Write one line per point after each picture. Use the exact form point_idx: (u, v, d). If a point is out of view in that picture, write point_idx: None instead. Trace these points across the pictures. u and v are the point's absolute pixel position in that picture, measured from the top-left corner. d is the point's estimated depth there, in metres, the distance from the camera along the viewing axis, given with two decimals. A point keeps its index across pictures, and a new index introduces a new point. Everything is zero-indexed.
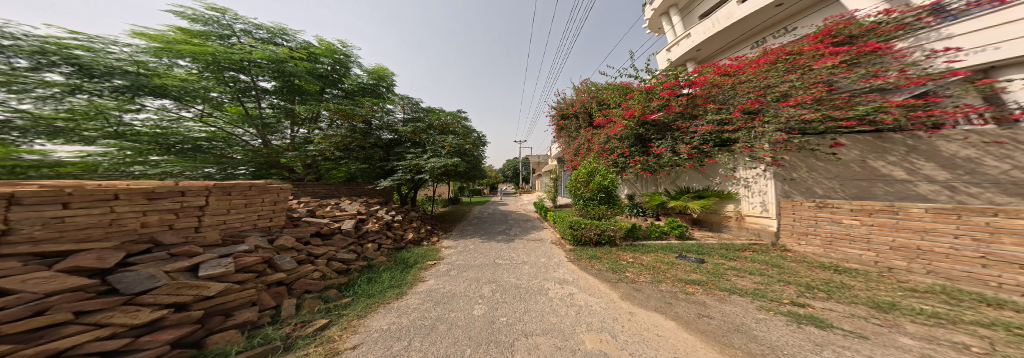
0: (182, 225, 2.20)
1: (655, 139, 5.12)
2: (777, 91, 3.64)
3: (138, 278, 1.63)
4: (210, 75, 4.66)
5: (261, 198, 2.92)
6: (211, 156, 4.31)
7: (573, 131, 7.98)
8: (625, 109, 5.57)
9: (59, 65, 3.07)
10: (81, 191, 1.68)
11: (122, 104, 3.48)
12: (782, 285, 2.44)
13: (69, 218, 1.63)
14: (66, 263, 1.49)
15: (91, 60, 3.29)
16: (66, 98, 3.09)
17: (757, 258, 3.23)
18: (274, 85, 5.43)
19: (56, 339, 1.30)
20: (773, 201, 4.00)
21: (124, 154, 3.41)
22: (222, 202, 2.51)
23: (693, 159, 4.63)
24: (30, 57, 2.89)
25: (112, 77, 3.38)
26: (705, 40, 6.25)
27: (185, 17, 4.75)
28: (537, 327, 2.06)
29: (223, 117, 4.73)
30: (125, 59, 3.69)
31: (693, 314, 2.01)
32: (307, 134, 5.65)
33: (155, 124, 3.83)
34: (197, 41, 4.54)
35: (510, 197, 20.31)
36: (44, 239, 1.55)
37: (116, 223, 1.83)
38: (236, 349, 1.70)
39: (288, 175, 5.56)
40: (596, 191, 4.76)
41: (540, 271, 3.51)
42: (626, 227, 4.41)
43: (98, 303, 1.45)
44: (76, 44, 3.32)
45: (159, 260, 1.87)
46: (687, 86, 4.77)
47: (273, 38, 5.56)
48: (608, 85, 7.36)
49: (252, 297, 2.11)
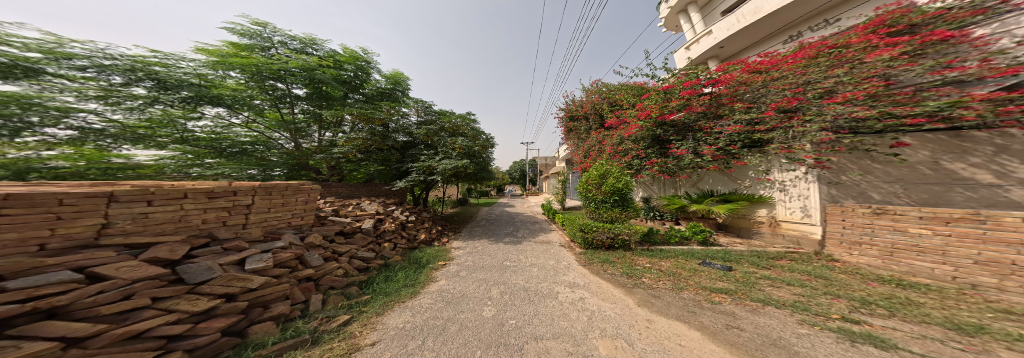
0: (236, 223, 2.41)
1: (674, 140, 4.94)
2: (820, 88, 3.39)
3: (199, 269, 1.80)
4: (254, 84, 5.10)
5: (295, 197, 3.10)
6: (253, 159, 4.69)
7: (582, 133, 7.85)
8: (640, 109, 5.39)
9: (144, 80, 3.51)
10: (162, 190, 1.89)
11: (187, 113, 3.95)
12: (829, 299, 2.23)
13: (151, 214, 1.84)
14: (146, 255, 1.69)
15: (166, 75, 3.74)
16: (147, 108, 3.54)
17: (796, 268, 2.99)
18: (305, 92, 5.75)
19: (136, 322, 1.45)
20: (817, 206, 3.76)
21: (186, 157, 3.84)
22: (266, 201, 2.70)
23: (719, 160, 4.41)
24: (124, 74, 3.35)
25: (181, 89, 3.81)
26: (729, 37, 5.95)
27: (236, 32, 5.21)
28: (547, 331, 2.03)
29: (264, 122, 5.17)
30: (190, 72, 4.16)
31: (721, 324, 1.90)
32: (332, 138, 5.95)
33: (211, 131, 4.26)
34: (245, 54, 5.00)
35: (517, 199, 20.32)
36: (132, 232, 1.76)
37: (186, 219, 2.04)
38: (272, 340, 1.81)
39: (315, 176, 5.87)
40: (609, 193, 4.63)
41: (550, 274, 3.47)
42: (642, 231, 4.28)
43: (169, 291, 1.62)
44: (154, 61, 3.76)
45: (215, 253, 2.05)
46: (710, 84, 4.55)
47: (305, 48, 5.93)
48: (621, 85, 7.20)
49: (286, 291, 2.24)
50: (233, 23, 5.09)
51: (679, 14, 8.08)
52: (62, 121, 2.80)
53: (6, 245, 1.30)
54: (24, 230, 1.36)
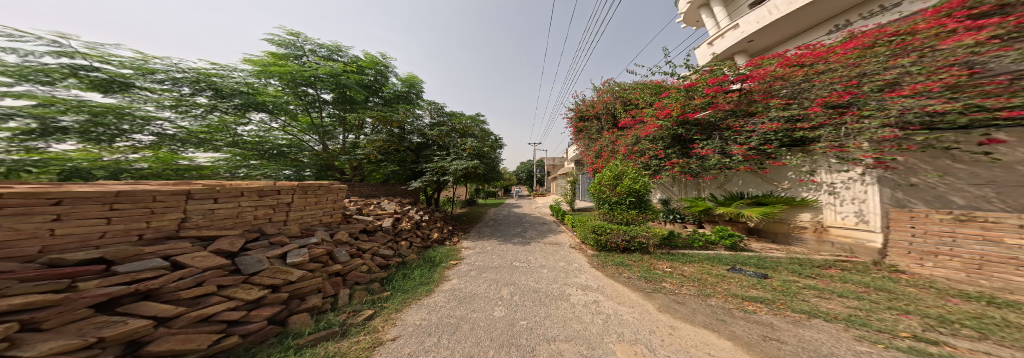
0: (281, 219, 2.62)
1: (698, 140, 4.71)
2: (879, 80, 3.09)
3: (252, 261, 2.00)
4: (289, 91, 5.52)
5: (326, 197, 3.26)
6: (288, 159, 5.06)
7: (593, 133, 7.67)
8: (659, 108, 5.20)
9: (205, 90, 4.14)
10: (226, 189, 2.10)
11: (236, 118, 4.50)
12: (896, 315, 1.99)
13: (217, 210, 2.06)
14: (212, 246, 1.89)
15: (222, 85, 4.36)
16: (207, 115, 4.11)
17: (852, 279, 2.73)
18: (332, 97, 6.04)
19: (205, 306, 1.64)
20: (876, 211, 3.35)
21: (236, 159, 4.31)
22: (303, 200, 2.89)
23: (751, 160, 4.17)
24: (191, 86, 3.99)
25: (233, 97, 4.43)
26: (757, 31, 5.59)
27: (275, 43, 5.60)
28: (560, 333, 2.00)
29: (298, 126, 5.59)
30: (241, 82, 4.80)
31: (757, 335, 1.78)
32: (355, 140, 6.22)
33: (256, 134, 4.85)
34: (282, 62, 5.44)
35: (525, 200, 20.29)
36: (203, 226, 1.98)
37: (243, 215, 2.25)
38: (307, 330, 1.92)
39: (340, 177, 6.16)
40: (625, 194, 4.48)
41: (562, 276, 3.41)
42: (661, 234, 4.10)
43: (231, 279, 1.81)
44: (215, 73, 4.44)
45: (265, 247, 2.26)
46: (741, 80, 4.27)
47: (331, 55, 6.23)
48: (636, 84, 6.98)
49: (319, 285, 2.36)
50: (273, 35, 5.47)
51: (700, 8, 7.72)
52: (142, 127, 3.36)
53: (115, 234, 1.53)
54: (128, 222, 1.58)
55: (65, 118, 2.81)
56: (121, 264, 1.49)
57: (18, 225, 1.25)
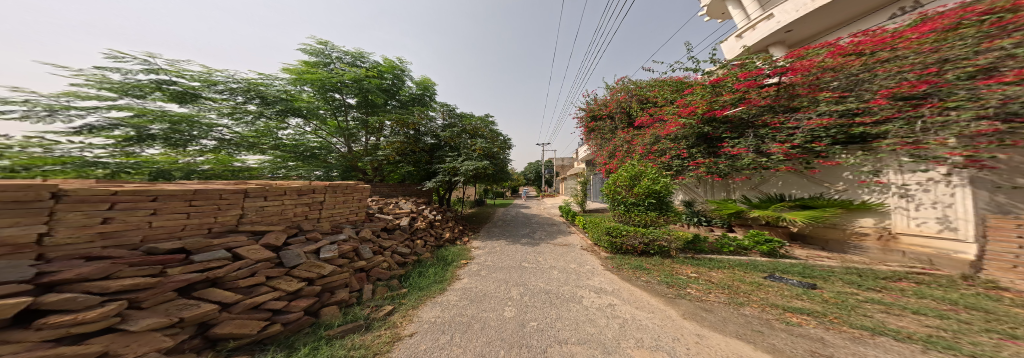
0: (316, 216, 2.80)
1: (730, 138, 4.46)
2: (970, 65, 2.58)
3: (292, 255, 2.14)
4: (320, 96, 5.87)
5: (354, 196, 3.43)
6: (318, 161, 5.55)
7: (606, 132, 7.46)
8: (682, 106, 5.00)
9: (252, 99, 4.87)
10: (274, 188, 2.33)
11: (278, 124, 5.16)
12: (994, 340, 1.63)
13: (268, 207, 2.27)
14: (262, 240, 2.08)
15: (267, 94, 5.06)
16: (254, 122, 4.84)
17: (928, 293, 2.38)
18: (356, 101, 6.29)
19: (257, 295, 1.80)
20: (968, 218, 2.92)
21: (277, 161, 4.98)
22: (335, 199, 3.08)
23: (795, 160, 3.88)
24: (241, 95, 4.73)
25: (275, 104, 5.11)
26: (795, 20, 5.21)
27: (307, 52, 5.93)
28: (572, 335, 1.96)
29: (327, 130, 6.00)
30: (281, 89, 5.51)
31: (803, 350, 1.63)
32: (376, 142, 6.46)
33: (293, 137, 5.48)
34: (314, 70, 5.83)
35: (534, 200, 20.17)
36: (257, 221, 2.19)
37: (288, 212, 2.46)
38: (336, 322, 2.02)
39: (363, 177, 6.39)
40: (643, 195, 4.31)
41: (574, 278, 3.33)
42: (686, 237, 3.95)
43: (277, 271, 1.97)
44: (259, 82, 5.19)
45: (303, 242, 2.43)
46: (780, 73, 3.91)
47: (355, 61, 6.50)
48: (653, 81, 6.75)
49: (347, 279, 2.47)
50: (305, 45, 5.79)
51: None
52: (206, 134, 4.08)
53: (193, 227, 1.75)
54: (203, 217, 1.81)
55: (153, 127, 3.56)
56: (198, 254, 1.70)
57: (127, 218, 1.47)
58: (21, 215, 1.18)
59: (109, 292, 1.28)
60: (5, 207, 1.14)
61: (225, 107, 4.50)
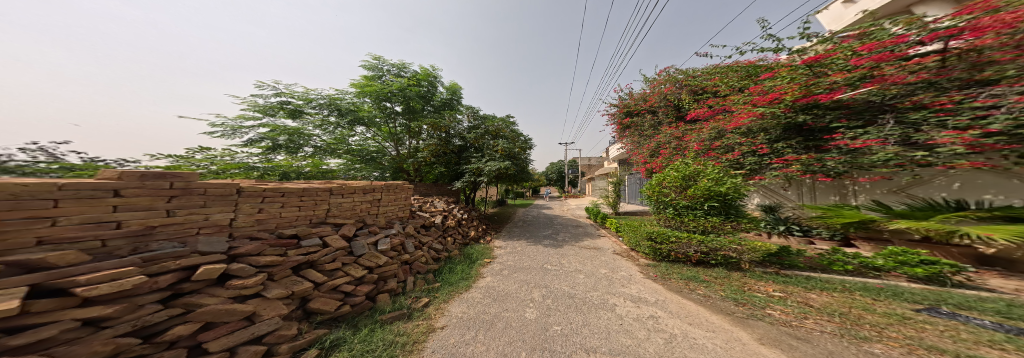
0: (378, 212, 3.27)
1: (845, 126, 3.45)
2: None
3: (360, 245, 2.55)
4: (379, 108, 6.47)
5: (404, 195, 3.78)
6: (378, 163, 6.29)
7: (645, 127, 6.82)
8: (758, 93, 4.22)
9: (332, 111, 5.94)
10: (352, 187, 2.84)
11: (347, 130, 6.12)
12: None
13: (348, 203, 2.79)
14: (341, 231, 2.52)
15: (341, 104, 6.05)
16: (334, 129, 5.96)
17: None
18: (400, 109, 6.71)
19: (336, 278, 2.17)
20: None
21: (350, 161, 5.90)
22: (392, 197, 3.51)
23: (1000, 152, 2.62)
24: (327, 107, 5.86)
25: (347, 112, 5.99)
26: None
27: (366, 67, 6.59)
28: (603, 345, 1.80)
29: (381, 136, 6.74)
30: (351, 101, 6.31)
31: None
32: (416, 144, 6.93)
33: (362, 142, 6.42)
34: (373, 83, 6.43)
35: (557, 202, 19.64)
36: (341, 215, 2.72)
37: (360, 207, 2.97)
38: (385, 309, 2.22)
39: (409, 178, 6.92)
40: (699, 198, 3.77)
41: (606, 285, 3.05)
42: (768, 250, 3.28)
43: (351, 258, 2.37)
44: (338, 96, 6.23)
45: (368, 234, 2.84)
46: (944, 36, 2.80)
47: (398, 71, 6.98)
48: (708, 68, 5.97)
49: (397, 271, 2.73)
50: (366, 60, 6.41)
51: None
52: (309, 142, 5.37)
53: (303, 218, 2.29)
54: (309, 210, 2.35)
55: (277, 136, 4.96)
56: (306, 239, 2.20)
57: (270, 209, 2.01)
58: (223, 205, 1.72)
59: (260, 265, 1.76)
60: (217, 199, 1.69)
61: (319, 117, 5.76)
